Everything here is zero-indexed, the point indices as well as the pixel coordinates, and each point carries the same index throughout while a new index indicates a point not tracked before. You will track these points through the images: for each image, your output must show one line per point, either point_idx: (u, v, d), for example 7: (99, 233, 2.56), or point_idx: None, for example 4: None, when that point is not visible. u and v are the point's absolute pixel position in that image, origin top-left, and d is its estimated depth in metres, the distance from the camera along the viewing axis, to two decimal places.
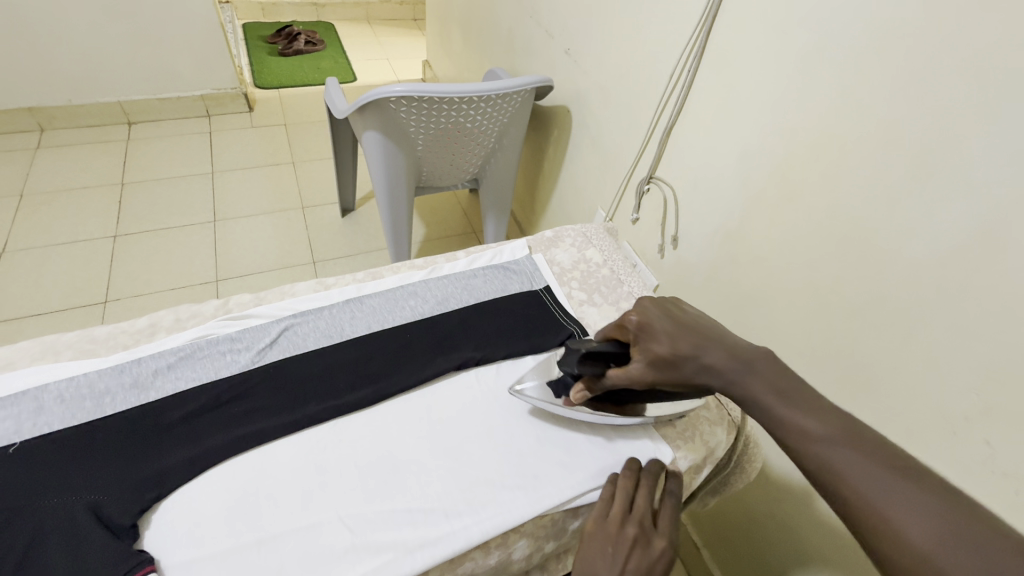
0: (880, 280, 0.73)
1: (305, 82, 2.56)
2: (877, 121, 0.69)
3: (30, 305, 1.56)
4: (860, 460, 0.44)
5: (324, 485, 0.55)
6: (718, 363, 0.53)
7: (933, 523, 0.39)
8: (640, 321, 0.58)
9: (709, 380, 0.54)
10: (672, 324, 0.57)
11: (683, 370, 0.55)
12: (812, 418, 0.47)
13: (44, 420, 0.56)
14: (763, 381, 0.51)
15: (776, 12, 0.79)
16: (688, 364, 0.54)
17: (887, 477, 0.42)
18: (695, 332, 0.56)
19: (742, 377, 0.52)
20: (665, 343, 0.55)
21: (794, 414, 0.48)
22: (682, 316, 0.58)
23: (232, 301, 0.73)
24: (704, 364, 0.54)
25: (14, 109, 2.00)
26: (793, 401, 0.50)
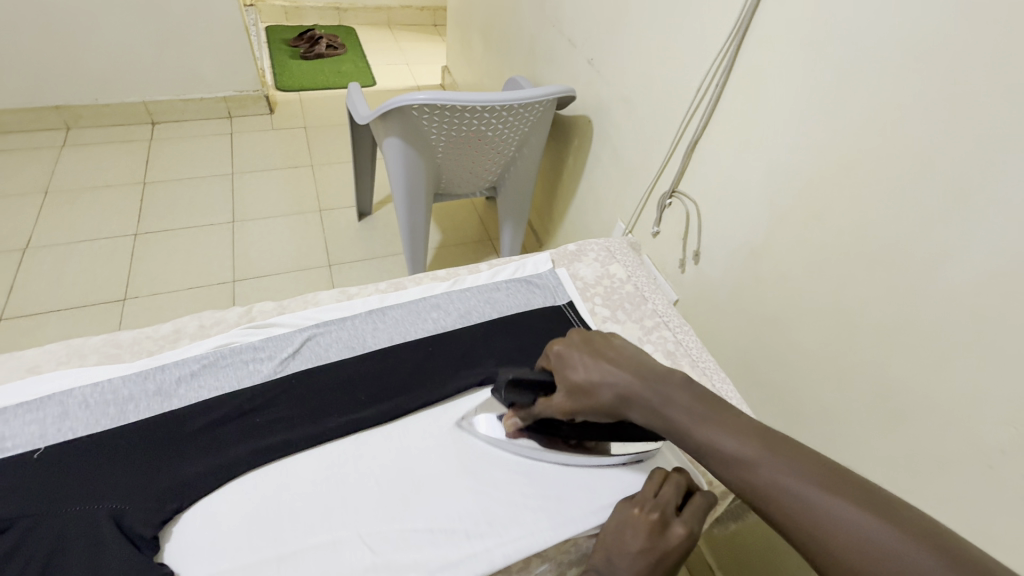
0: (914, 305, 0.71)
1: (325, 85, 2.58)
2: (914, 142, 0.67)
3: (52, 301, 1.58)
4: (788, 479, 0.45)
5: (344, 501, 0.55)
6: (630, 392, 0.56)
7: (867, 531, 0.40)
8: (561, 351, 0.61)
9: (623, 410, 0.56)
10: (591, 354, 0.59)
11: (597, 400, 0.57)
12: (734, 440, 0.49)
13: (68, 425, 0.56)
14: (680, 407, 0.53)
15: (810, 28, 0.77)
16: (600, 393, 0.57)
17: (817, 493, 0.43)
18: (612, 362, 0.58)
19: (657, 405, 0.54)
20: (581, 372, 0.58)
21: (714, 436, 0.50)
22: (601, 345, 0.60)
23: (256, 308, 0.73)
24: (616, 394, 0.56)
25: (43, 107, 2.04)
26: (712, 422, 0.51)
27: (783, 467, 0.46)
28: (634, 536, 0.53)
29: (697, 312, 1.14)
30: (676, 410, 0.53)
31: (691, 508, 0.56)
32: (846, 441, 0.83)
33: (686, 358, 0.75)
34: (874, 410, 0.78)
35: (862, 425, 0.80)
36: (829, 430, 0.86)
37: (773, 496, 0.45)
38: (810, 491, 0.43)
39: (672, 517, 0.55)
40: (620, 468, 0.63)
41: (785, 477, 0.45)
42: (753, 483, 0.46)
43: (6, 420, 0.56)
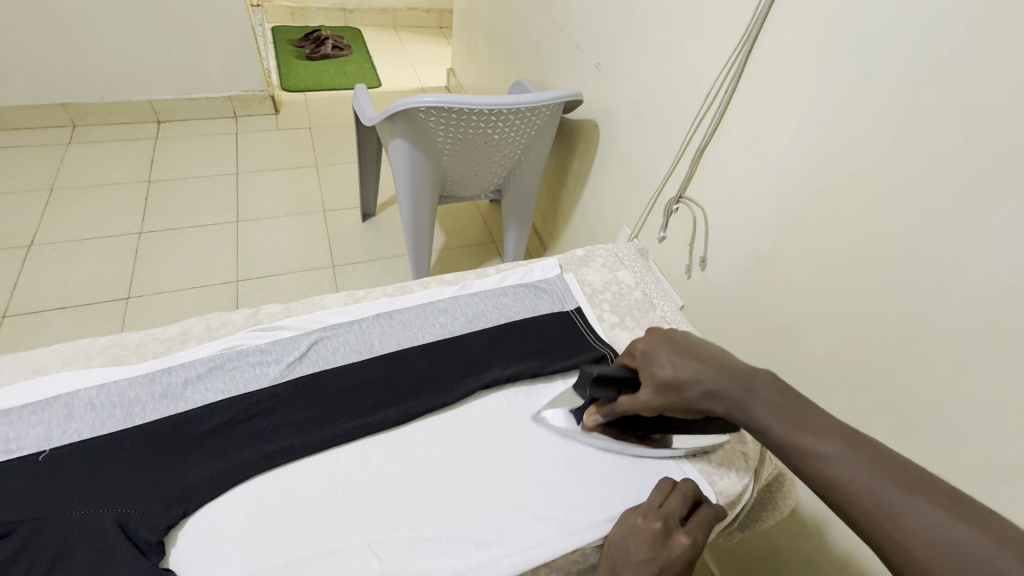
0: (926, 316, 0.70)
1: (331, 86, 2.58)
2: (927, 152, 0.67)
3: (56, 298, 1.58)
4: (863, 474, 0.46)
5: (351, 508, 0.54)
6: (718, 387, 0.57)
7: (937, 527, 0.41)
8: (648, 346, 0.61)
9: (711, 406, 0.57)
10: (677, 350, 0.60)
11: (686, 394, 0.58)
12: (814, 437, 0.50)
13: (74, 427, 0.56)
14: (764, 404, 0.54)
15: (822, 35, 0.77)
16: (688, 387, 0.57)
17: (892, 490, 0.44)
18: (700, 359, 0.59)
19: (743, 400, 0.55)
20: (670, 366, 0.58)
21: (793, 432, 0.51)
22: (681, 342, 0.61)
23: (262, 311, 0.73)
24: (703, 389, 0.57)
25: (49, 105, 2.04)
26: (792, 419, 0.52)
27: (857, 465, 0.47)
28: (638, 545, 0.53)
29: (704, 318, 1.13)
30: (757, 405, 0.54)
31: (695, 519, 0.56)
32: None
33: None
34: (884, 421, 0.78)
35: (871, 435, 0.80)
36: None
37: (844, 491, 0.46)
38: (883, 488, 0.44)
39: (676, 527, 0.55)
40: (628, 477, 0.63)
41: (857, 475, 0.46)
42: (825, 479, 0.48)
43: (12, 421, 0.55)
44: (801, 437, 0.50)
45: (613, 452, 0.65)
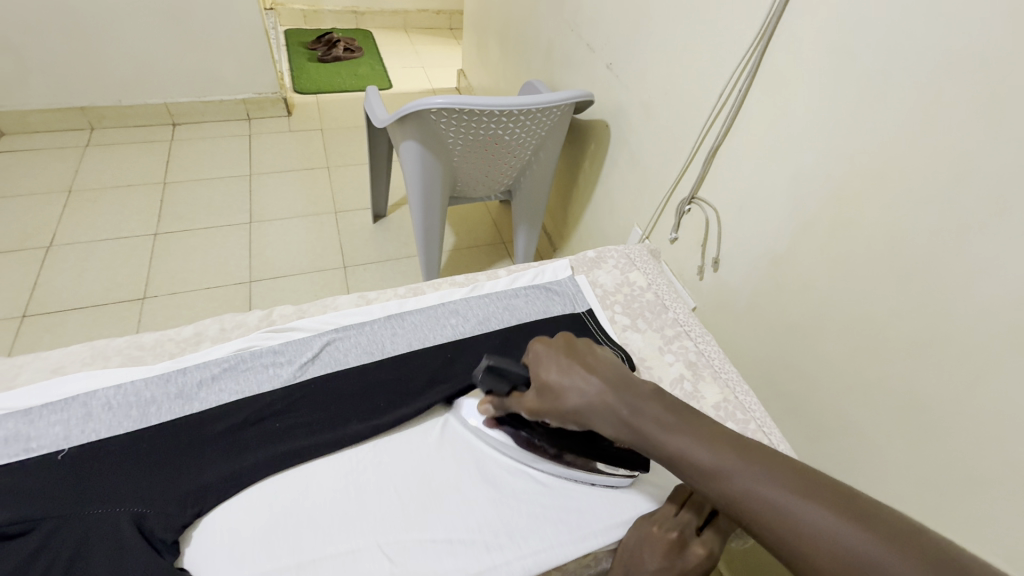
0: (946, 319, 0.69)
1: (342, 88, 2.60)
2: (947, 152, 0.65)
3: (73, 298, 1.61)
4: (762, 487, 0.44)
5: (364, 509, 0.55)
6: (601, 400, 0.55)
7: (839, 534, 0.39)
8: (537, 352, 0.60)
9: (595, 419, 0.55)
10: (566, 359, 0.58)
11: (567, 403, 0.56)
12: (703, 450, 0.48)
13: (91, 427, 0.56)
14: (655, 419, 0.52)
15: (839, 33, 0.76)
16: (569, 398, 0.56)
17: (789, 501, 0.42)
18: (588, 369, 0.57)
19: (630, 416, 0.53)
20: (552, 374, 0.57)
21: (684, 446, 0.49)
22: (570, 350, 0.60)
23: (275, 312, 0.74)
24: (583, 401, 0.55)
25: (68, 108, 2.08)
26: (681, 431, 0.50)
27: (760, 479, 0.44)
28: (653, 554, 0.52)
29: (716, 320, 1.12)
30: (647, 423, 0.52)
31: (713, 527, 0.54)
32: (873, 457, 0.81)
33: (707, 369, 0.75)
34: (902, 426, 0.76)
35: (888, 440, 0.78)
36: (853, 444, 0.84)
37: (754, 512, 0.43)
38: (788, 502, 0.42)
39: (692, 536, 0.53)
40: (639, 481, 0.62)
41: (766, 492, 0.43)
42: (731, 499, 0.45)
43: (32, 420, 0.56)
44: (701, 455, 0.48)
45: None
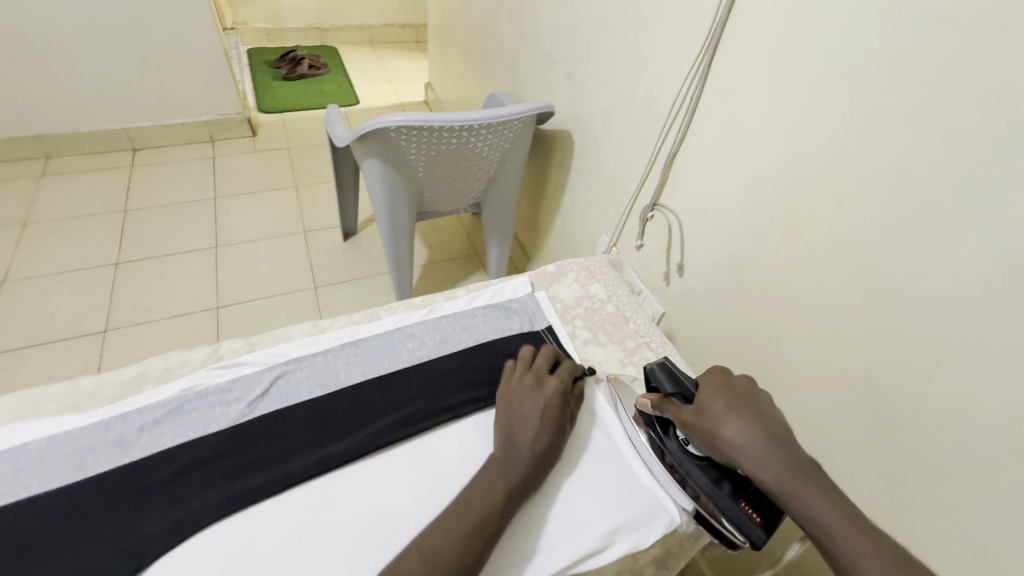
0: (900, 315, 0.70)
1: (308, 106, 2.58)
2: (890, 152, 0.67)
3: (31, 335, 1.55)
4: None
5: (316, 550, 0.53)
6: (762, 449, 0.54)
7: None
8: (714, 380, 0.61)
9: (746, 459, 0.54)
10: (739, 398, 0.58)
11: (720, 430, 0.56)
12: (862, 539, 0.47)
13: (22, 483, 0.54)
14: (828, 505, 0.50)
15: (783, 40, 0.77)
16: (730, 433, 0.56)
17: None
18: (759, 418, 0.56)
19: (791, 478, 0.52)
20: (721, 403, 0.58)
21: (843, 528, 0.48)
22: (745, 393, 0.59)
23: (224, 347, 0.71)
24: (743, 441, 0.55)
25: (20, 138, 2.01)
26: (845, 515, 0.49)
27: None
28: None
29: (684, 324, 1.13)
30: (813, 495, 0.51)
31: None
32: (840, 453, 0.82)
33: None
34: (865, 421, 0.77)
35: (852, 435, 0.79)
36: (821, 443, 0.85)
37: None
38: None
39: None
40: (604, 502, 0.61)
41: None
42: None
43: None
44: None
45: (593, 478, 0.63)
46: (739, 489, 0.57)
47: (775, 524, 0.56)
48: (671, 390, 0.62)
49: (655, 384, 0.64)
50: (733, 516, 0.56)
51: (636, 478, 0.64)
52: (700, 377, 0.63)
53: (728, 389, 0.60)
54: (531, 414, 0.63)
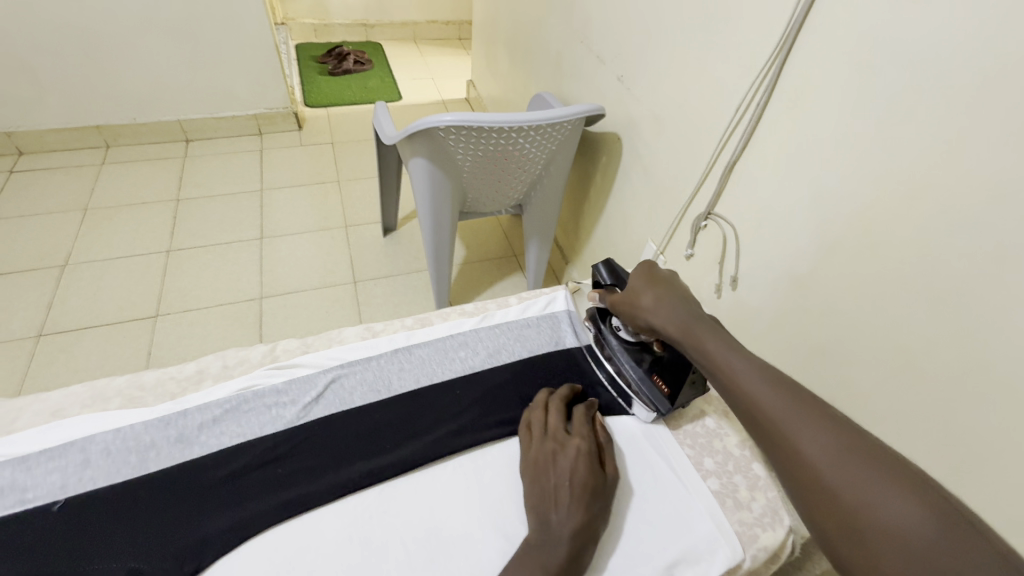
0: (981, 349, 0.64)
1: (353, 101, 2.61)
2: (978, 171, 0.62)
3: (87, 317, 1.62)
4: (771, 393, 0.51)
5: (368, 561, 0.53)
6: (669, 310, 0.62)
7: (822, 451, 0.46)
8: (644, 267, 0.68)
9: (655, 320, 0.62)
10: (662, 279, 0.65)
11: (640, 303, 0.64)
12: (739, 358, 0.55)
13: (88, 475, 0.57)
14: (724, 348, 0.56)
15: (864, 45, 0.72)
16: (644, 302, 0.64)
17: (800, 413, 0.49)
18: (673, 290, 0.64)
19: (690, 326, 0.59)
20: (637, 278, 0.66)
21: (726, 354, 0.56)
22: (652, 269, 0.67)
23: (279, 347, 0.74)
24: (648, 303, 0.63)
25: (84, 127, 2.11)
26: (730, 345, 0.57)
27: (806, 428, 0.48)
28: None
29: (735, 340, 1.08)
30: (705, 332, 0.58)
31: None
32: None
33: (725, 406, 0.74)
34: (936, 460, 0.72)
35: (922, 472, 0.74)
36: None
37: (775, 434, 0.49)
38: (830, 458, 0.45)
39: None
40: (663, 535, 0.59)
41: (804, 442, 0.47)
42: (774, 431, 0.49)
43: (29, 468, 0.57)
44: (754, 387, 0.52)
45: (649, 507, 0.62)
46: (654, 365, 0.70)
47: (677, 395, 0.68)
48: (609, 283, 0.72)
49: (599, 279, 0.74)
50: (645, 389, 0.70)
51: (696, 507, 0.63)
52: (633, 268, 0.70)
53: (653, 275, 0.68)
54: (565, 484, 0.56)
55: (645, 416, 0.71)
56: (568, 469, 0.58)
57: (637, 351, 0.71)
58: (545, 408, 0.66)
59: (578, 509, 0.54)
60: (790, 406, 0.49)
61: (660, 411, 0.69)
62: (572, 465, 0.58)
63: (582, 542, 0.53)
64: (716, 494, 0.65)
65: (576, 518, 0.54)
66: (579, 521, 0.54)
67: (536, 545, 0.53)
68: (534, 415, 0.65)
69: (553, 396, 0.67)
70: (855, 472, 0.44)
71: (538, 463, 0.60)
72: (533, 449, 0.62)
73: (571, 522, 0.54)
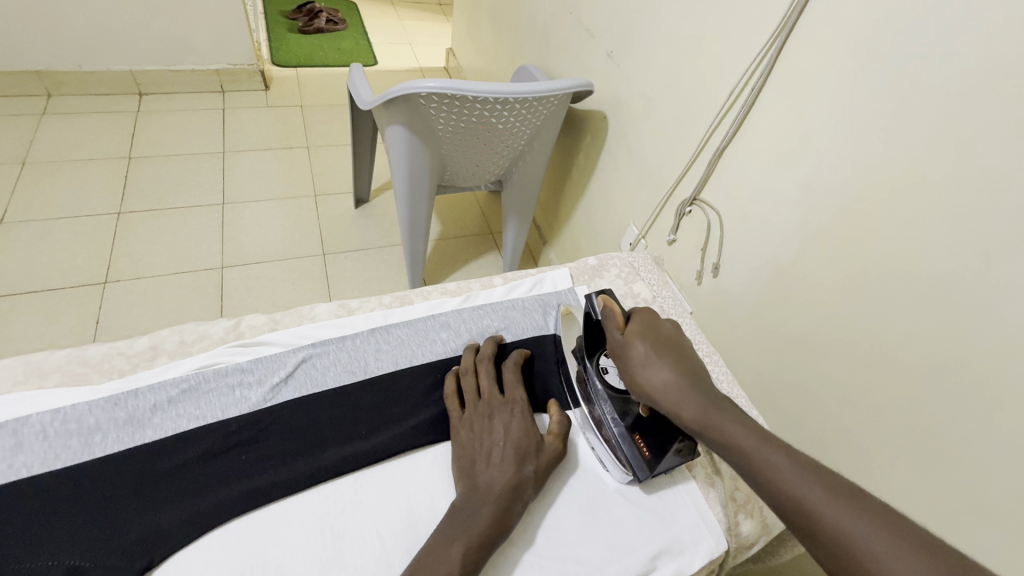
0: (962, 346, 0.65)
1: (324, 62, 2.46)
2: (974, 169, 0.61)
3: (26, 281, 1.49)
4: (784, 465, 0.49)
5: (339, 556, 0.51)
6: (678, 389, 0.58)
7: (847, 525, 0.44)
8: (639, 316, 0.65)
9: (657, 394, 0.59)
10: (663, 336, 0.62)
11: (635, 357, 0.61)
12: (741, 431, 0.53)
13: (22, 461, 0.52)
14: (728, 417, 0.55)
15: (870, 31, 0.69)
16: (651, 370, 0.60)
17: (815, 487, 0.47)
18: (679, 363, 0.60)
19: (708, 413, 0.56)
20: (645, 345, 0.62)
21: (728, 425, 0.54)
22: (658, 336, 0.63)
23: (244, 322, 0.68)
24: (656, 379, 0.59)
25: (21, 72, 1.91)
26: (727, 412, 0.56)
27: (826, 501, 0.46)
28: None
29: (714, 326, 1.08)
30: (717, 417, 0.55)
31: None
32: (877, 478, 0.78)
33: None
34: (907, 450, 0.73)
35: (890, 462, 0.76)
36: (853, 464, 0.81)
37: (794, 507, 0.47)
38: (796, 482, 0.48)
39: None
40: (648, 529, 0.59)
41: (814, 501, 0.46)
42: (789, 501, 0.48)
43: None
44: (763, 457, 0.51)
45: (633, 500, 0.62)
46: (638, 421, 0.62)
47: (656, 462, 0.60)
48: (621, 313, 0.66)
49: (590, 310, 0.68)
50: (626, 454, 0.61)
51: (680, 500, 0.63)
52: (629, 315, 0.66)
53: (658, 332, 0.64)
54: (498, 445, 0.58)
55: (621, 480, 0.62)
56: (501, 432, 0.59)
57: (621, 403, 0.63)
58: (475, 372, 0.66)
59: (509, 467, 0.55)
60: (802, 474, 0.48)
61: (638, 477, 0.60)
62: (505, 429, 0.59)
63: (512, 501, 0.54)
64: (700, 484, 0.65)
65: (507, 477, 0.55)
66: (510, 479, 0.55)
67: (477, 496, 0.54)
68: (464, 380, 0.65)
69: (481, 357, 0.67)
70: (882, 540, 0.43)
71: (470, 429, 0.60)
72: (465, 416, 0.61)
73: (501, 480, 0.55)
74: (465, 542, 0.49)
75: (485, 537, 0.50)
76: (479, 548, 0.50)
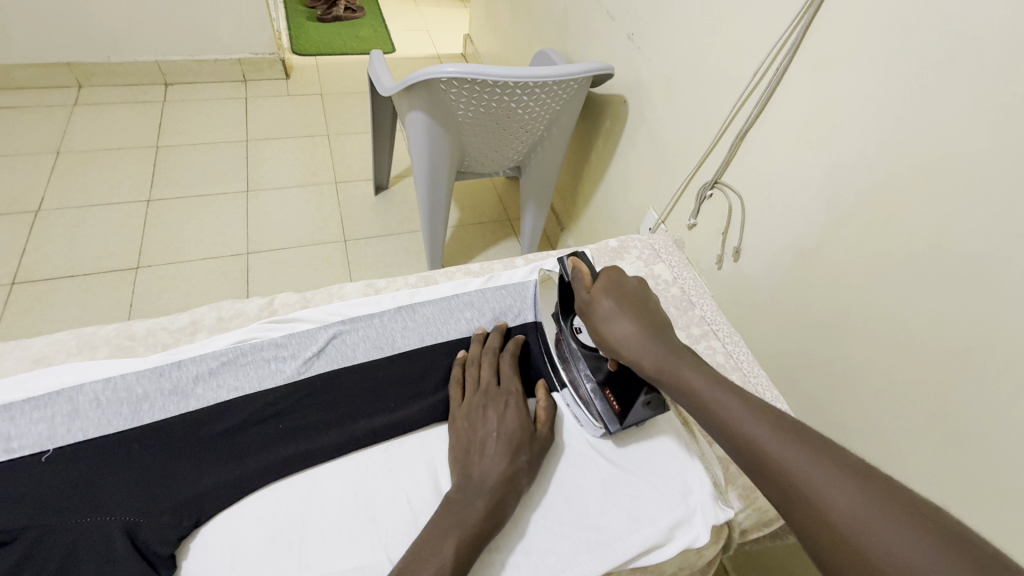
0: (988, 327, 0.65)
1: (343, 50, 2.48)
2: (1004, 147, 0.60)
3: (64, 266, 1.55)
4: (730, 400, 0.49)
5: (372, 519, 0.54)
6: (643, 341, 0.58)
7: (765, 439, 0.44)
8: (607, 273, 0.65)
9: (623, 345, 0.59)
10: (630, 291, 0.62)
11: (601, 311, 0.61)
12: (696, 373, 0.53)
13: (78, 426, 0.56)
14: (687, 365, 0.54)
15: (899, 7, 0.68)
16: (615, 325, 0.59)
17: (750, 413, 0.47)
18: (648, 319, 0.60)
19: (669, 363, 0.55)
20: (612, 300, 0.61)
21: (683, 369, 0.54)
22: (627, 292, 0.62)
23: (277, 300, 0.71)
24: (623, 332, 0.59)
25: (54, 64, 1.97)
26: (687, 360, 0.55)
27: (759, 424, 0.46)
28: None
29: (734, 310, 1.08)
30: (677, 364, 0.54)
31: None
32: (898, 460, 0.78)
33: (736, 371, 0.76)
34: (929, 432, 0.73)
35: (913, 444, 0.75)
36: (875, 446, 0.81)
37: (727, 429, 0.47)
38: (737, 413, 0.47)
39: None
40: (668, 501, 0.60)
41: (755, 432, 0.45)
42: (723, 425, 0.48)
43: (14, 417, 0.55)
44: (713, 394, 0.50)
45: (652, 473, 0.63)
46: (609, 378, 0.63)
47: (626, 414, 0.62)
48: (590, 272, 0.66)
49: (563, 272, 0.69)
50: (597, 409, 0.63)
51: (700, 473, 0.64)
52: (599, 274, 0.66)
53: (628, 290, 0.63)
54: (492, 435, 0.58)
55: (596, 432, 0.65)
56: (496, 421, 0.59)
57: (594, 360, 0.65)
58: (480, 364, 0.66)
59: (502, 458, 0.56)
60: (748, 412, 0.47)
61: (609, 429, 0.63)
62: (500, 418, 0.60)
63: (506, 492, 0.54)
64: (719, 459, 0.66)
65: (501, 468, 0.55)
66: (504, 471, 0.55)
67: (471, 489, 0.54)
68: (468, 372, 0.65)
69: (487, 350, 0.67)
70: (797, 453, 0.42)
71: (467, 418, 0.61)
72: (462, 408, 0.62)
73: (495, 471, 0.55)
74: (460, 536, 0.50)
75: (479, 530, 0.51)
76: (470, 543, 0.50)
